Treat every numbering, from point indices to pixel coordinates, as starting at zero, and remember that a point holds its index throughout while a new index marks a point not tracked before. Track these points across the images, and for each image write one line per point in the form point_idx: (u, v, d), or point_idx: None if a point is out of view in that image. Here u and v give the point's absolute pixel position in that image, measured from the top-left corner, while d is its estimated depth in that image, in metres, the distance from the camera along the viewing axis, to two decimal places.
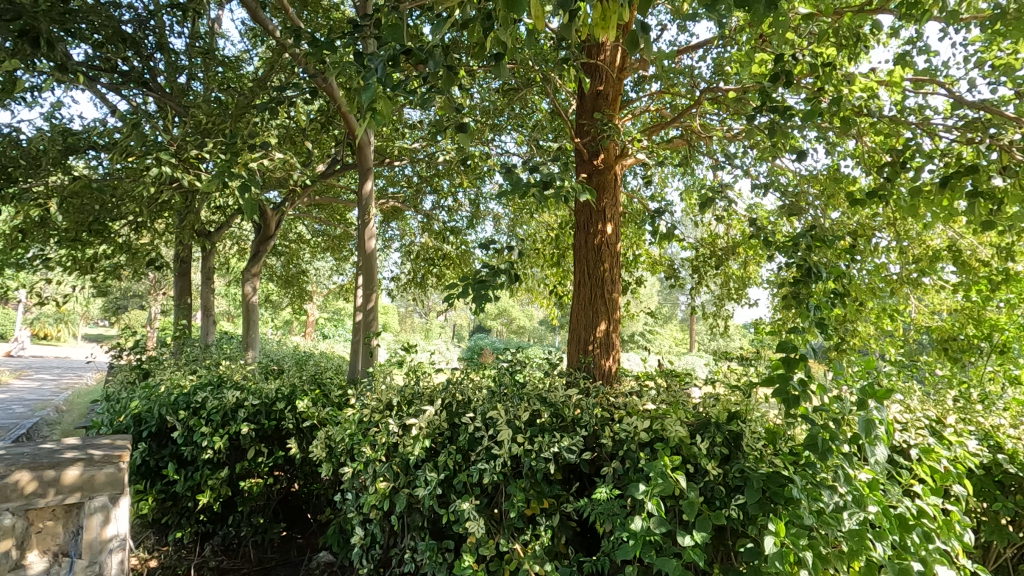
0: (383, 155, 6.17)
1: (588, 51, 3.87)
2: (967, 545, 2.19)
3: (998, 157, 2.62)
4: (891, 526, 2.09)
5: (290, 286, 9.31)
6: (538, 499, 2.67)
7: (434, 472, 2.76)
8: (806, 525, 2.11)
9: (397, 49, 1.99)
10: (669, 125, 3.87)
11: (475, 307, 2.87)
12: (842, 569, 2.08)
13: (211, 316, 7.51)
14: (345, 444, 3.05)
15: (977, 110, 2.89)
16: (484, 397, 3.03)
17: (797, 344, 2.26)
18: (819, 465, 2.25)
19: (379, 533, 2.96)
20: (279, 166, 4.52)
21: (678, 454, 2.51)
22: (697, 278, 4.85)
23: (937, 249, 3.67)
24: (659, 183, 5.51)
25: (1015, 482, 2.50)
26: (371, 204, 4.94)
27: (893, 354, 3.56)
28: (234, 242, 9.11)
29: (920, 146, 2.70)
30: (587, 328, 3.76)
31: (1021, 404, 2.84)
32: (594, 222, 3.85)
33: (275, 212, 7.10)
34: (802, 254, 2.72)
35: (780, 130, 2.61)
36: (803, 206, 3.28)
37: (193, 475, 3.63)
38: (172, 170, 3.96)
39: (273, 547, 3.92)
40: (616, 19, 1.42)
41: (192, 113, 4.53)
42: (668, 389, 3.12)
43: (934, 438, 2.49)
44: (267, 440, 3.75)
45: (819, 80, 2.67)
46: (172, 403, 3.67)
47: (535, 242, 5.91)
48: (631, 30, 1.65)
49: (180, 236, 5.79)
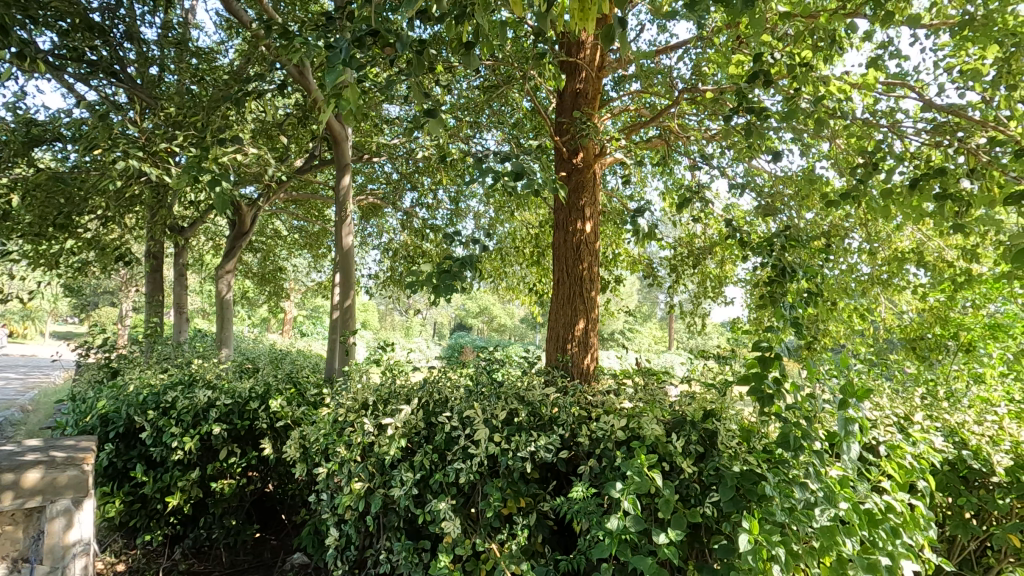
0: (362, 150, 6.09)
1: (569, 49, 3.86)
2: (933, 540, 2.24)
3: (966, 160, 2.68)
4: (861, 522, 2.12)
5: (267, 283, 9.17)
6: (515, 498, 2.66)
7: (410, 472, 2.74)
8: (779, 521, 2.14)
9: (364, 32, 1.92)
10: (647, 125, 3.88)
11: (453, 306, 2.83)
12: (813, 565, 2.10)
13: (183, 313, 7.34)
14: (320, 445, 3.01)
15: (946, 114, 2.93)
16: (461, 396, 3.01)
17: (772, 344, 2.28)
18: (791, 463, 2.28)
19: (353, 534, 2.91)
20: (253, 161, 4.43)
21: (654, 452, 2.52)
22: (675, 277, 4.91)
23: (905, 251, 3.75)
24: (639, 183, 5.54)
25: (979, 477, 2.56)
26: (348, 199, 4.87)
27: (864, 353, 3.63)
28: (208, 238, 8.92)
29: (892, 149, 2.74)
30: (565, 327, 3.76)
31: (986, 401, 2.91)
32: (573, 220, 3.85)
33: (249, 207, 6.95)
34: (777, 254, 2.76)
35: (757, 131, 2.63)
36: (778, 207, 3.32)
37: (163, 477, 3.54)
38: (140, 163, 3.84)
39: (245, 550, 3.84)
40: (595, 12, 1.39)
41: (163, 105, 4.41)
42: (645, 388, 3.14)
43: (900, 435, 2.55)
44: (240, 441, 3.68)
45: (795, 81, 2.69)
46: (141, 403, 3.56)
47: (515, 240, 5.90)
48: (608, 24, 1.61)
49: (151, 231, 5.65)
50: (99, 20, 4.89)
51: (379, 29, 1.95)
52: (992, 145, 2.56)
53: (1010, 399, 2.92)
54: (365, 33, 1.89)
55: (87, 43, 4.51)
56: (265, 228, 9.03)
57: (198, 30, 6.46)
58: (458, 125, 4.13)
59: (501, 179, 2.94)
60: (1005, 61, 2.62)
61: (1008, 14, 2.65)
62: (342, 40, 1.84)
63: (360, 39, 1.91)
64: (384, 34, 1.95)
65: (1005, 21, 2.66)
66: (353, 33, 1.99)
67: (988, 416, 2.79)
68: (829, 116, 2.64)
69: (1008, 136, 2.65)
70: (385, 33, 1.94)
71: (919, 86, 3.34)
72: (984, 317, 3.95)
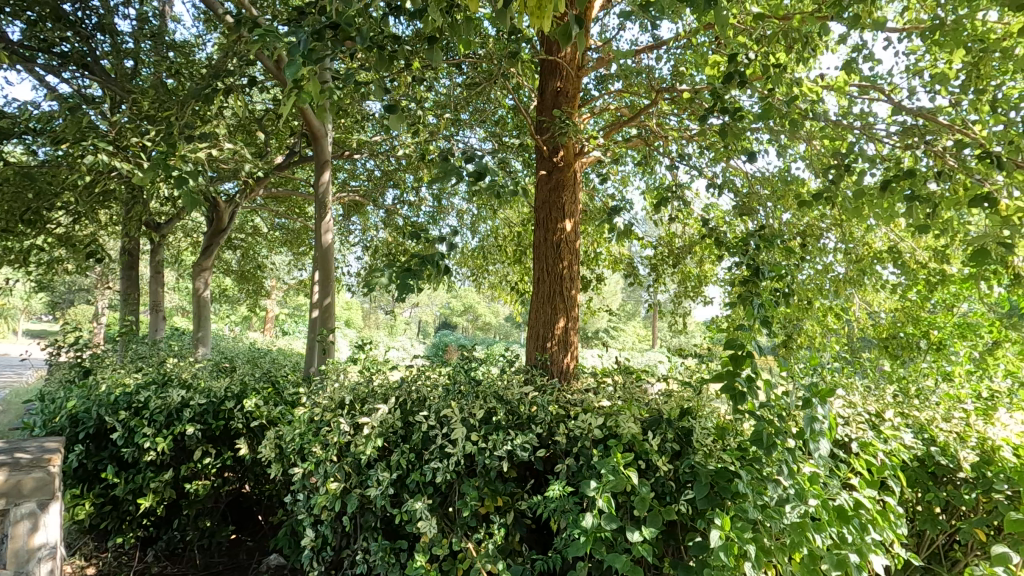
0: (343, 146, 6.03)
1: (550, 49, 3.86)
2: (901, 535, 2.27)
3: (934, 162, 2.72)
4: (830, 518, 2.15)
5: (247, 281, 9.05)
6: (492, 497, 2.65)
7: (386, 472, 2.72)
8: (751, 518, 2.17)
9: (324, 24, 1.95)
10: (627, 124, 3.89)
11: (427, 303, 2.81)
12: (784, 562, 2.13)
13: (160, 311, 7.23)
14: (295, 445, 2.97)
15: (916, 118, 2.97)
16: (439, 394, 2.99)
17: (745, 343, 2.30)
18: (765, 460, 2.31)
19: (329, 535, 2.88)
20: (229, 156, 4.36)
21: (630, 450, 2.53)
22: (656, 277, 4.93)
23: (879, 251, 3.81)
24: (620, 183, 5.55)
25: (946, 473, 2.60)
26: (328, 196, 4.81)
27: (839, 352, 3.68)
28: (186, 234, 8.77)
29: (863, 150, 2.77)
30: (545, 325, 3.76)
31: (954, 398, 2.96)
32: (554, 219, 3.85)
33: (227, 203, 6.84)
34: (752, 254, 2.78)
35: (732, 132, 2.66)
36: (754, 207, 3.37)
37: (135, 478, 3.47)
38: (111, 158, 3.77)
39: (220, 552, 3.78)
40: (553, 9, 1.39)
41: (136, 99, 4.32)
42: (624, 386, 3.15)
43: (871, 432, 2.59)
44: (214, 440, 3.62)
45: (770, 82, 2.72)
46: (112, 403, 3.49)
47: (498, 238, 5.89)
48: (564, 23, 1.62)
49: (126, 227, 5.54)
50: (70, 11, 4.77)
51: (338, 22, 1.97)
52: (958, 147, 2.61)
53: (975, 396, 2.95)
54: (324, 25, 1.93)
55: (58, 35, 4.41)
56: (245, 225, 8.89)
57: (176, 23, 6.35)
58: (438, 122, 4.11)
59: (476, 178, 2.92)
60: (972, 66, 2.69)
61: (975, 21, 2.72)
62: (301, 31, 1.87)
63: (319, 30, 1.95)
64: (344, 26, 1.95)
65: (974, 28, 2.73)
66: (314, 25, 1.95)
67: (954, 412, 2.84)
68: (805, 116, 2.67)
69: (974, 138, 2.72)
70: (345, 26, 1.93)
71: (890, 88, 3.41)
72: (954, 317, 4.02)
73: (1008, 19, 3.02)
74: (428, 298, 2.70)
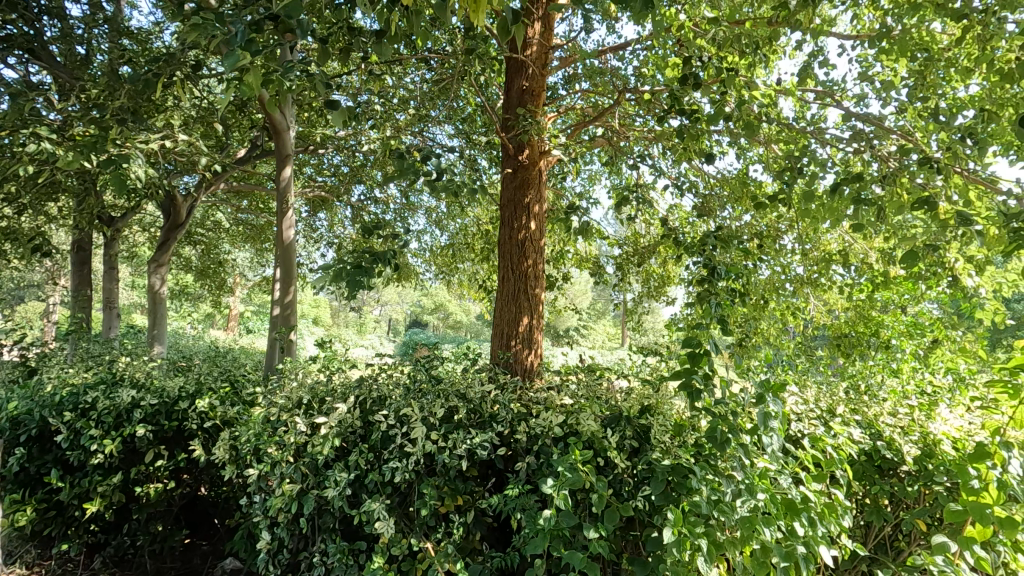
0: (308, 140, 5.91)
1: (515, 47, 3.84)
2: (847, 527, 2.34)
3: (880, 167, 2.79)
4: (778, 512, 2.20)
5: (207, 278, 8.81)
6: (452, 497, 2.63)
7: (344, 472, 2.67)
8: (704, 513, 2.20)
9: (264, 15, 1.89)
10: (592, 124, 3.91)
11: (361, 299, 2.67)
12: (735, 555, 2.17)
13: (114, 308, 6.97)
14: (250, 445, 2.89)
15: (866, 123, 3.07)
16: (399, 393, 2.96)
17: (701, 340, 2.33)
18: (719, 456, 2.35)
19: (286, 538, 2.80)
20: (185, 149, 4.24)
21: (590, 447, 2.55)
22: (621, 275, 5.00)
23: (833, 252, 3.93)
24: (587, 183, 5.59)
25: (891, 466, 2.70)
26: (290, 191, 4.69)
27: (794, 351, 3.79)
28: (143, 229, 8.47)
29: (816, 154, 2.85)
30: (510, 323, 3.76)
31: (901, 393, 3.07)
32: (518, 217, 3.86)
33: (185, 197, 6.61)
34: (708, 254, 2.82)
35: (688, 133, 2.71)
36: (714, 208, 3.44)
37: (81, 482, 3.34)
38: (55, 147, 3.60)
39: (173, 557, 3.65)
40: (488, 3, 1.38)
41: (85, 86, 4.14)
42: (587, 384, 3.18)
43: (822, 428, 2.67)
44: (168, 441, 3.49)
45: (725, 85, 2.77)
46: (57, 404, 3.35)
47: (467, 236, 5.87)
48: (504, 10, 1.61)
49: (75, 220, 5.31)
50: None
51: (277, 14, 1.89)
52: (902, 154, 2.70)
53: (919, 391, 3.07)
54: (262, 17, 1.85)
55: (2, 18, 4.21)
56: (206, 220, 8.63)
57: (132, 9, 6.11)
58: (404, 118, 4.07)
59: (434, 174, 2.84)
60: (918, 75, 2.79)
61: (922, 31, 2.82)
62: (237, 21, 1.80)
63: (256, 22, 1.87)
64: (284, 18, 1.82)
65: (920, 37, 2.83)
66: (252, 13, 1.88)
67: (900, 408, 2.94)
68: (759, 120, 2.72)
69: (917, 144, 2.82)
70: (284, 18, 1.81)
71: (843, 95, 3.52)
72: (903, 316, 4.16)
73: (952, 30, 3.14)
74: (363, 296, 2.59)
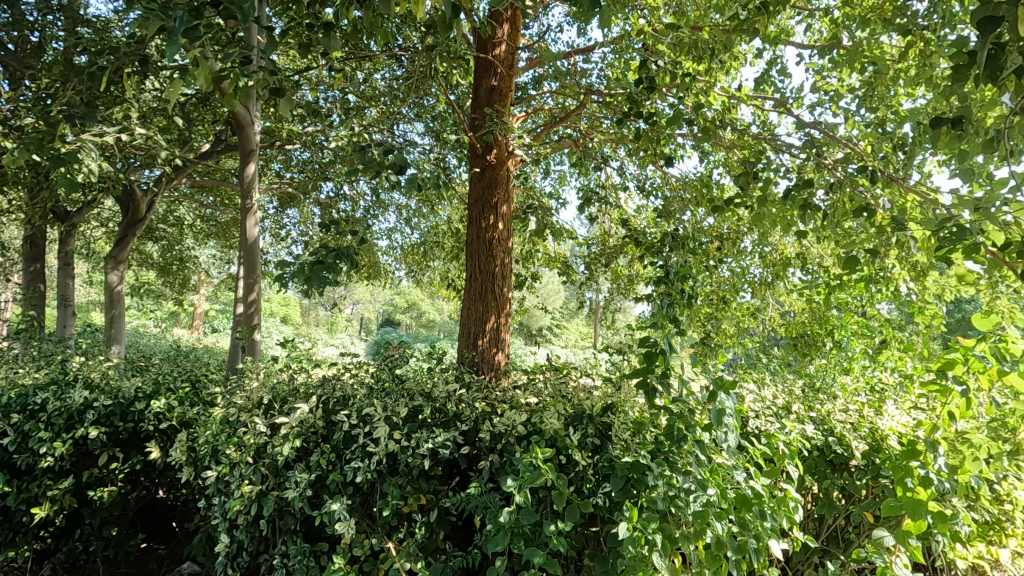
0: (274, 136, 5.80)
1: (484, 46, 3.84)
2: (798, 520, 2.41)
3: (832, 172, 2.89)
4: (731, 507, 2.26)
5: (169, 275, 8.56)
6: (415, 496, 2.62)
7: (305, 473, 2.63)
8: (661, 508, 2.25)
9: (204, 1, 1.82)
10: (559, 126, 3.93)
11: (312, 296, 2.57)
12: (690, 549, 2.22)
13: (70, 306, 6.72)
14: (208, 447, 2.82)
15: (820, 130, 3.17)
16: (362, 394, 2.94)
17: (658, 340, 2.37)
18: (677, 452, 2.40)
19: (246, 540, 2.75)
20: (143, 142, 4.12)
21: (553, 445, 2.57)
22: (589, 275, 5.06)
23: (790, 255, 4.05)
24: (555, 184, 5.63)
25: (842, 461, 2.80)
26: (254, 187, 4.58)
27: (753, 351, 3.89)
28: (101, 224, 8.18)
29: (772, 159, 2.93)
30: (477, 322, 3.76)
31: (852, 390, 3.18)
32: (485, 216, 3.87)
33: (145, 193, 6.39)
34: (668, 255, 2.88)
35: (646, 137, 2.77)
36: (677, 211, 3.52)
37: (29, 486, 3.22)
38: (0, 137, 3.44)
39: (128, 563, 3.54)
40: None
41: (37, 74, 3.97)
42: (552, 384, 3.20)
43: (776, 425, 2.75)
44: (123, 444, 3.37)
45: (683, 90, 2.83)
46: (4, 405, 3.21)
47: (437, 235, 5.86)
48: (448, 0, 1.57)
49: (27, 214, 5.10)
50: None
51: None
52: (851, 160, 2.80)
53: (868, 388, 3.18)
54: (202, 2, 1.78)
55: None
56: (168, 216, 8.39)
57: None
58: (370, 115, 4.04)
59: (387, 172, 2.77)
60: (868, 86, 2.89)
61: (871, 43, 2.93)
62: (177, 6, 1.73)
63: (197, 8, 1.80)
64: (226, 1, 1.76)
65: (869, 49, 2.93)
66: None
67: (850, 405, 3.06)
68: (717, 124, 2.80)
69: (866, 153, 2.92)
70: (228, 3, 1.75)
71: (798, 102, 3.63)
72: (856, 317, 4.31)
73: (900, 44, 3.28)
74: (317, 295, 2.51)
